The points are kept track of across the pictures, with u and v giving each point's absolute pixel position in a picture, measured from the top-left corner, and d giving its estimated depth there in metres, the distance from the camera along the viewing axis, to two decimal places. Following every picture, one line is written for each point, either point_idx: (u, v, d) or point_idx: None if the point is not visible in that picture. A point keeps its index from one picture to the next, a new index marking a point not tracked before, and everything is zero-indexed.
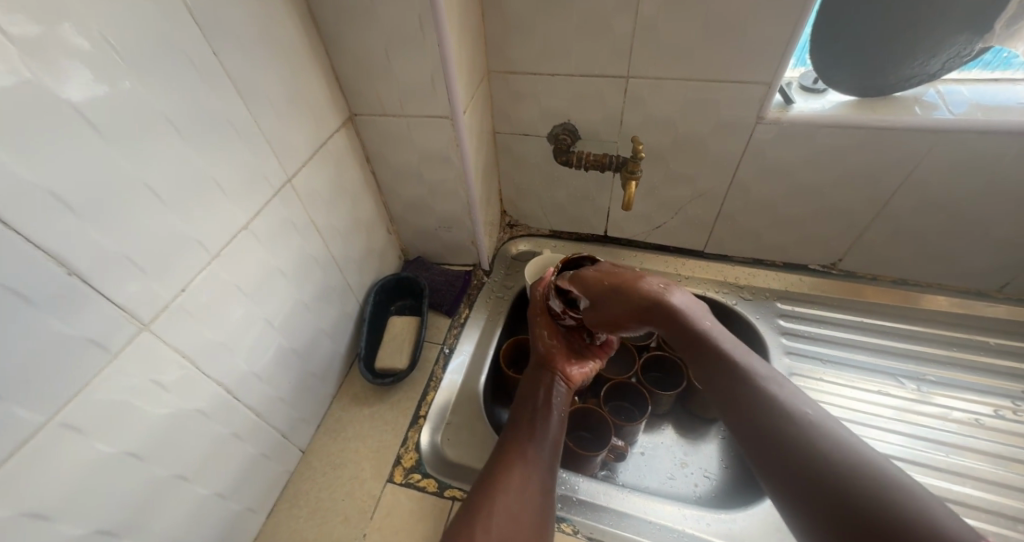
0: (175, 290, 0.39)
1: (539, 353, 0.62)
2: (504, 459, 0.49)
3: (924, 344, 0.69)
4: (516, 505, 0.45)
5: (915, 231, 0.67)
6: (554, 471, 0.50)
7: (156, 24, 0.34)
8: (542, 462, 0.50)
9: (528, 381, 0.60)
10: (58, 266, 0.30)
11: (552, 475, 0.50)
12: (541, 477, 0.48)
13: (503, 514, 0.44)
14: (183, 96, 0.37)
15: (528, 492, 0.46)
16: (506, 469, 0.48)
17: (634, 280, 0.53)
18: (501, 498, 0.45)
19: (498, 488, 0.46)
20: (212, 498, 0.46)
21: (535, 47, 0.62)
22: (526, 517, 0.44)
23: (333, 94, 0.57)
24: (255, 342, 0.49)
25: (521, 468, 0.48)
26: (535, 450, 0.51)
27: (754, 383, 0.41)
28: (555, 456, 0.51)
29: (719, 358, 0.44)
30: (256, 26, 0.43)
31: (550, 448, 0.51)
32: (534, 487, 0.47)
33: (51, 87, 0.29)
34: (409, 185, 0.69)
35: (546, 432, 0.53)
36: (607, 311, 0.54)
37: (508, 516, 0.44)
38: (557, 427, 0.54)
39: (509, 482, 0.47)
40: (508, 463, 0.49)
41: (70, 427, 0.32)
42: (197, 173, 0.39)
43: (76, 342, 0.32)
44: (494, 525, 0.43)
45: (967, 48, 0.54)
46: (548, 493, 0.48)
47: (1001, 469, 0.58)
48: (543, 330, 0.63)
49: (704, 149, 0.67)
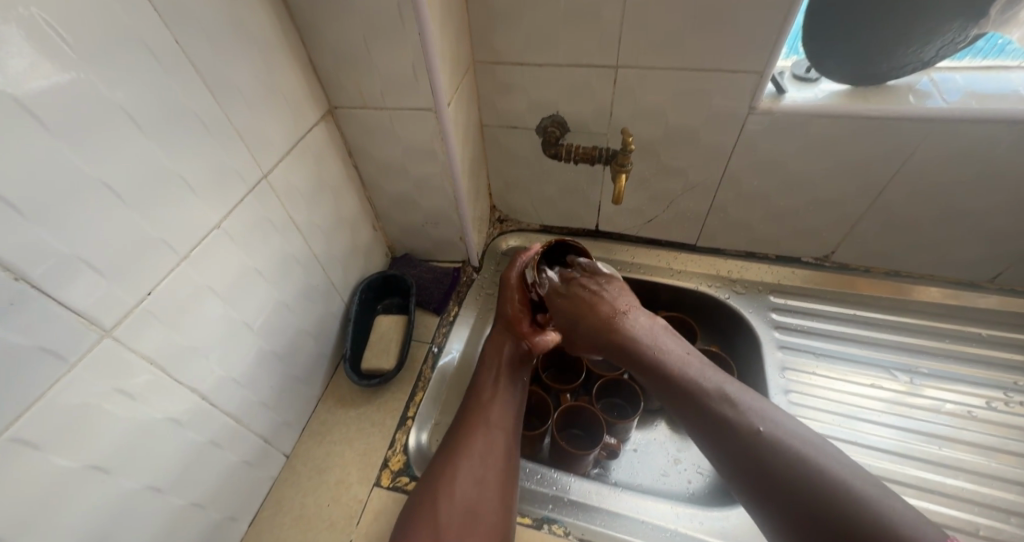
0: (141, 294, 0.37)
1: (507, 316, 0.60)
2: (468, 425, 0.51)
3: (917, 336, 0.68)
4: (478, 469, 0.47)
5: (908, 222, 0.66)
6: (516, 432, 0.52)
7: (112, 12, 0.32)
8: (507, 427, 0.51)
9: (494, 344, 0.59)
10: (5, 272, 0.28)
11: (514, 436, 0.51)
12: (503, 440, 0.50)
13: (466, 479, 0.46)
14: (145, 88, 0.35)
15: (491, 456, 0.48)
16: (470, 436, 0.50)
17: (587, 314, 0.54)
18: (465, 464, 0.47)
19: (461, 456, 0.48)
20: (188, 508, 0.44)
21: (521, 36, 0.60)
22: (488, 480, 0.47)
23: (310, 86, 0.55)
24: (233, 345, 0.47)
25: (483, 433, 0.50)
26: (497, 413, 0.52)
27: (715, 407, 0.42)
28: (516, 420, 0.53)
29: (680, 386, 0.45)
30: (224, 14, 0.41)
31: (511, 411, 0.53)
32: (495, 455, 0.49)
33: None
34: (394, 179, 0.67)
35: (509, 394, 0.55)
36: (571, 336, 0.56)
37: (470, 481, 0.46)
38: (519, 390, 0.56)
39: (471, 448, 0.49)
40: (471, 427, 0.51)
41: (24, 442, 0.30)
42: (161, 170, 0.37)
43: (28, 352, 0.30)
44: (456, 491, 0.46)
45: (961, 34, 0.52)
46: (512, 451, 0.50)
47: (992, 461, 0.58)
48: (514, 294, 0.61)
49: (696, 141, 0.65)
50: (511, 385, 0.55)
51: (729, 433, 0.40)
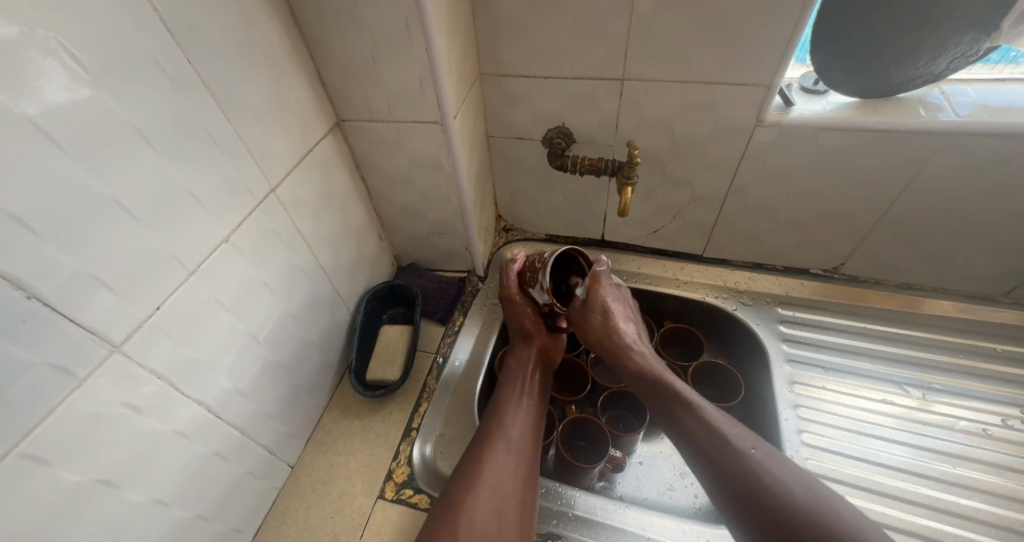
0: (150, 309, 0.37)
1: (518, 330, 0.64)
2: (488, 444, 0.50)
3: (930, 351, 0.67)
4: (498, 500, 0.46)
5: (920, 234, 0.65)
6: (535, 458, 0.51)
7: (125, 31, 0.33)
8: (527, 448, 0.51)
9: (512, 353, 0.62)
10: (18, 290, 0.29)
11: (533, 461, 0.51)
12: (523, 468, 0.49)
13: (485, 505, 0.45)
14: (156, 106, 0.36)
15: (510, 479, 0.48)
16: (490, 457, 0.49)
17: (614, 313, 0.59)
18: (485, 493, 0.46)
19: (479, 484, 0.47)
20: (194, 520, 0.45)
21: (528, 48, 0.60)
22: (508, 511, 0.46)
23: (318, 99, 0.56)
24: (240, 357, 0.47)
25: (504, 459, 0.49)
26: (516, 437, 0.52)
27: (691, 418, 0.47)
28: (535, 445, 0.52)
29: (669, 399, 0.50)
30: (235, 31, 0.42)
31: (530, 435, 0.53)
32: (514, 479, 0.48)
33: (18, 111, 0.27)
34: (400, 190, 0.68)
35: (527, 417, 0.54)
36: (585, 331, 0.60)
37: (490, 512, 0.45)
38: (537, 409, 0.56)
39: (490, 477, 0.47)
40: (490, 450, 0.50)
41: (32, 457, 0.30)
42: (172, 185, 0.38)
43: (39, 369, 0.30)
44: (476, 518, 0.44)
45: (974, 47, 0.52)
46: (529, 474, 0.49)
47: (1007, 481, 0.56)
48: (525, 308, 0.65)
49: (703, 152, 0.65)
50: (528, 408, 0.55)
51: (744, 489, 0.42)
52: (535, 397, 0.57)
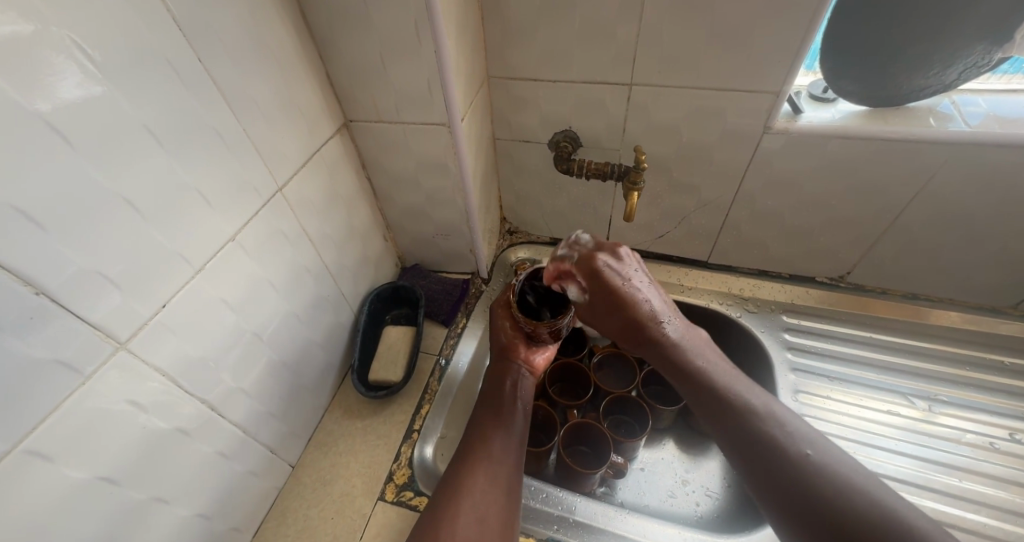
0: (156, 305, 0.37)
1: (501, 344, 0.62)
2: (471, 455, 0.49)
3: (937, 363, 0.67)
4: (479, 509, 0.44)
5: (928, 244, 0.65)
6: (520, 470, 0.50)
7: (135, 33, 0.33)
8: (510, 460, 0.50)
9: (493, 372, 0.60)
10: (23, 285, 0.29)
11: (517, 474, 0.49)
12: (506, 479, 0.48)
13: (467, 518, 0.44)
14: (164, 105, 0.36)
15: (493, 491, 0.46)
16: (472, 470, 0.48)
17: (617, 306, 0.50)
18: (466, 502, 0.45)
19: (462, 492, 0.46)
20: (193, 519, 0.44)
21: (536, 53, 0.60)
22: (491, 521, 0.44)
23: (326, 100, 0.56)
24: (243, 357, 0.47)
25: (486, 467, 0.48)
26: (498, 451, 0.50)
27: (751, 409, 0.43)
28: (519, 457, 0.51)
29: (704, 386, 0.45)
30: (246, 31, 0.42)
31: (515, 448, 0.51)
32: (497, 490, 0.46)
33: (32, 111, 0.28)
34: (406, 191, 0.67)
35: (511, 432, 0.53)
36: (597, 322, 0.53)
37: (472, 520, 0.43)
38: (522, 424, 0.55)
39: (474, 484, 0.46)
40: (472, 464, 0.48)
41: (37, 455, 0.31)
42: (178, 183, 0.38)
43: (45, 365, 0.30)
44: (457, 529, 0.42)
45: (986, 57, 0.51)
46: (513, 490, 0.47)
47: (1016, 497, 0.55)
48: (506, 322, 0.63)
49: (710, 159, 0.65)
50: (514, 423, 0.54)
51: (801, 510, 0.37)
52: (522, 415, 0.55)
